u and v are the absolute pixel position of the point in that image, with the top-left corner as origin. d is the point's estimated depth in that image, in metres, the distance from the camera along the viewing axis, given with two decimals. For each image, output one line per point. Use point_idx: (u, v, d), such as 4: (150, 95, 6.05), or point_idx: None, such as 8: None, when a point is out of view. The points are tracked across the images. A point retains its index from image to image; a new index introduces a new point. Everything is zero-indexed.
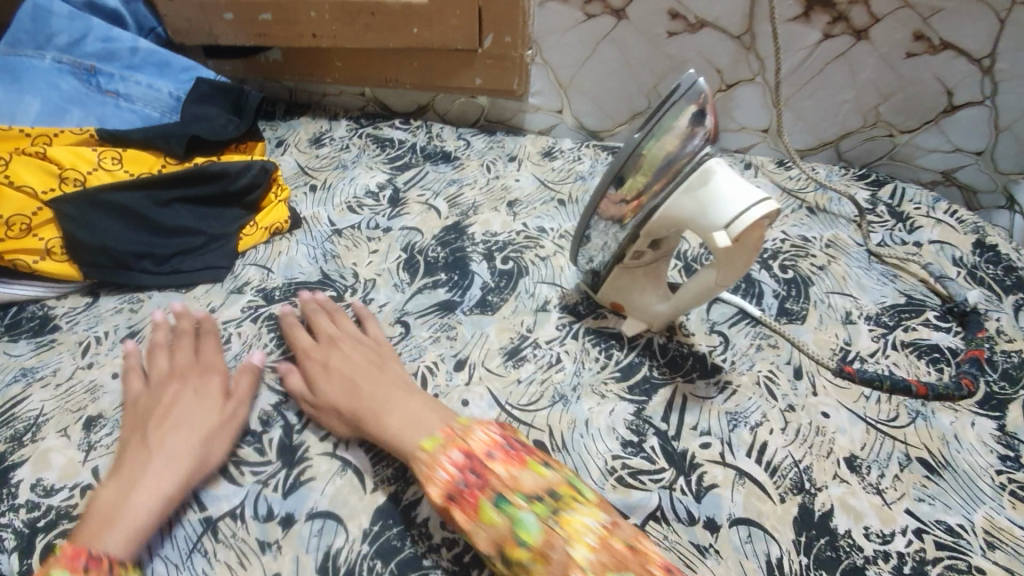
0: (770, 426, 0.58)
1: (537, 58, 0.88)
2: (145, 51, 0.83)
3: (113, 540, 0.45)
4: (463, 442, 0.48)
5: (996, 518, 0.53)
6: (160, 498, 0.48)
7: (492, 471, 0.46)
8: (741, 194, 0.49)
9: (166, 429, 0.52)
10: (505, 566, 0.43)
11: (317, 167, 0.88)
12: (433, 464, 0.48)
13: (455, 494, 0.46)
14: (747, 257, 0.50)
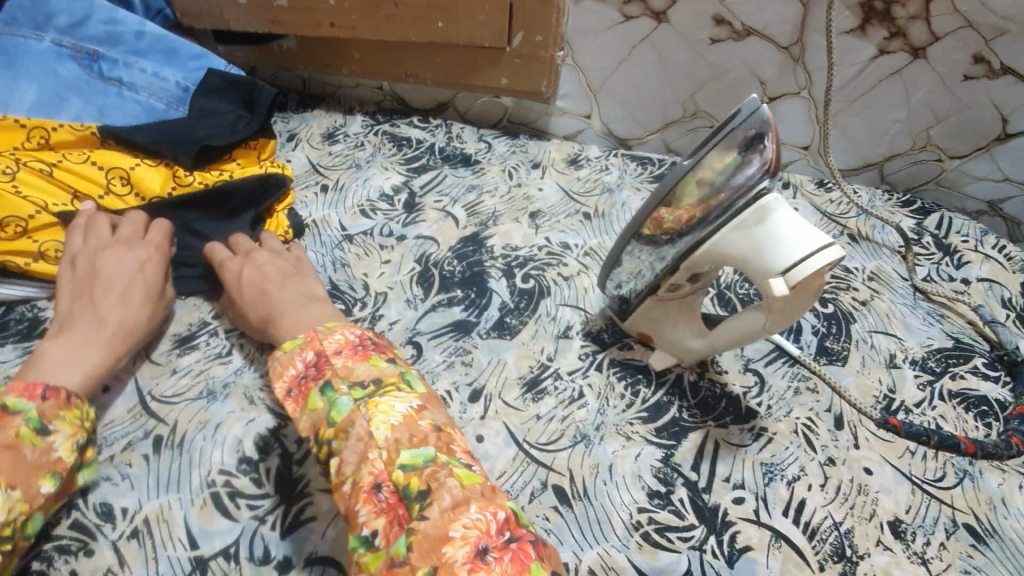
0: (809, 481, 0.53)
1: (568, 60, 0.82)
2: (153, 35, 0.76)
3: (67, 381, 0.49)
4: (320, 343, 0.48)
5: None
6: (107, 355, 0.53)
7: (333, 364, 0.46)
8: (803, 238, 0.44)
9: (107, 296, 0.56)
10: (316, 448, 0.43)
11: (329, 165, 0.83)
12: (285, 362, 0.47)
13: (296, 387, 0.46)
14: (802, 305, 0.46)
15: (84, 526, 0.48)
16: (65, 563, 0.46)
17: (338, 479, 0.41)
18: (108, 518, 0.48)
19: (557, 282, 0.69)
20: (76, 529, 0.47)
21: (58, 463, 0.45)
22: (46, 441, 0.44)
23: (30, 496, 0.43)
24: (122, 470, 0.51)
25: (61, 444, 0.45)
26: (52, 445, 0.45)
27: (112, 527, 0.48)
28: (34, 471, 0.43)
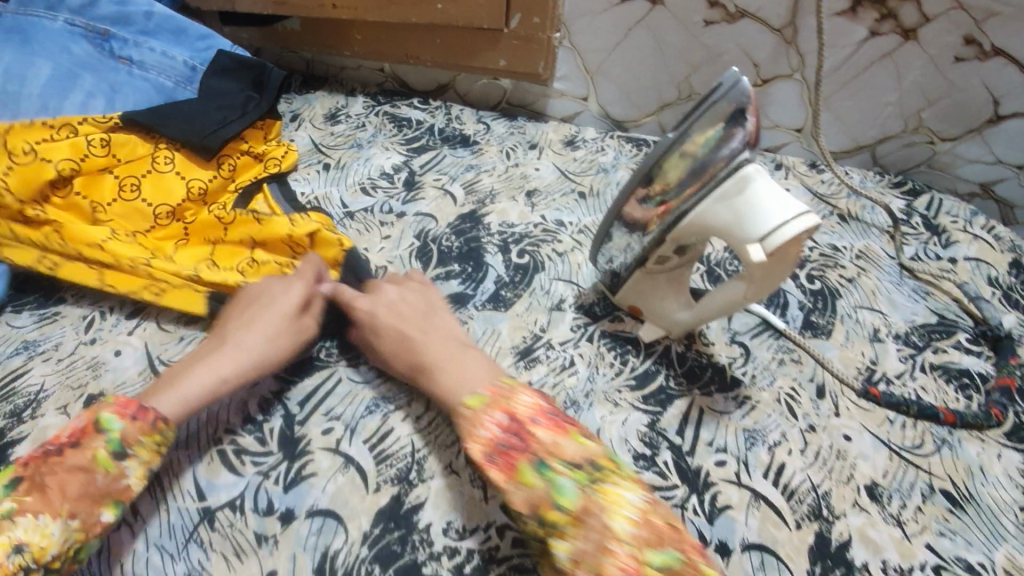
0: (789, 446, 0.55)
1: (565, 42, 0.84)
2: (162, 16, 0.79)
3: (163, 403, 0.49)
4: (502, 406, 0.47)
5: (1017, 558, 0.51)
6: (213, 376, 0.52)
7: (535, 436, 0.45)
8: (781, 206, 0.46)
9: (232, 322, 0.56)
10: (539, 527, 0.43)
11: (331, 144, 0.85)
12: (475, 422, 0.47)
13: (499, 453, 0.45)
14: (780, 272, 0.48)
15: None
16: None
17: (578, 567, 0.40)
18: None
19: (552, 258, 0.71)
20: None
21: (124, 493, 0.45)
22: (119, 466, 0.45)
23: (89, 524, 0.43)
24: None
25: (134, 471, 0.46)
26: (124, 471, 0.45)
27: None
28: (100, 497, 0.44)
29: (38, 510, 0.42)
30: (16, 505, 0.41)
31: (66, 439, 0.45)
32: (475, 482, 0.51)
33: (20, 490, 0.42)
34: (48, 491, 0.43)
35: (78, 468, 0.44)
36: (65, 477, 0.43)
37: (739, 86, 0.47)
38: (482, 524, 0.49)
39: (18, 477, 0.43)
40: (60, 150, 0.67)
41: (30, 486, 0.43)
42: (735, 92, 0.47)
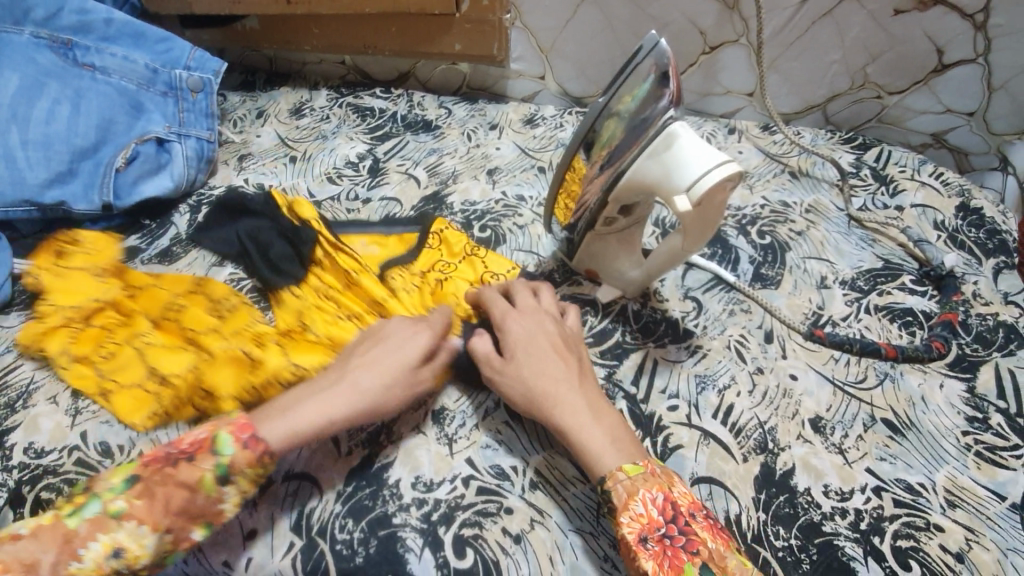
0: (738, 388, 0.59)
1: (516, 22, 0.86)
2: (121, 22, 0.82)
3: (274, 431, 0.48)
4: (667, 490, 0.45)
5: (958, 478, 0.54)
6: (326, 417, 0.50)
7: (700, 538, 0.43)
8: (705, 157, 0.49)
9: (361, 361, 0.54)
10: None
11: (297, 138, 0.88)
12: (632, 490, 0.45)
13: (653, 540, 0.43)
14: (709, 220, 0.51)
15: (88, 461, 0.55)
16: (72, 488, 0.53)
17: None
18: (107, 454, 0.55)
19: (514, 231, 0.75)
20: (80, 464, 0.55)
21: (215, 518, 0.45)
22: (219, 492, 0.45)
23: (179, 540, 0.44)
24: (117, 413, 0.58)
25: (229, 498, 0.46)
26: (222, 497, 0.45)
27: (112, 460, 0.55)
28: (193, 517, 0.44)
29: (141, 519, 0.43)
30: (127, 509, 0.43)
31: (186, 448, 0.46)
32: (442, 439, 0.55)
33: (134, 492, 0.44)
34: (155, 499, 0.44)
35: (186, 483, 0.44)
36: (171, 490, 0.44)
37: (658, 48, 0.50)
38: (447, 476, 0.53)
39: (137, 475, 0.44)
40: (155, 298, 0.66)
41: (142, 489, 0.44)
42: (657, 52, 0.50)
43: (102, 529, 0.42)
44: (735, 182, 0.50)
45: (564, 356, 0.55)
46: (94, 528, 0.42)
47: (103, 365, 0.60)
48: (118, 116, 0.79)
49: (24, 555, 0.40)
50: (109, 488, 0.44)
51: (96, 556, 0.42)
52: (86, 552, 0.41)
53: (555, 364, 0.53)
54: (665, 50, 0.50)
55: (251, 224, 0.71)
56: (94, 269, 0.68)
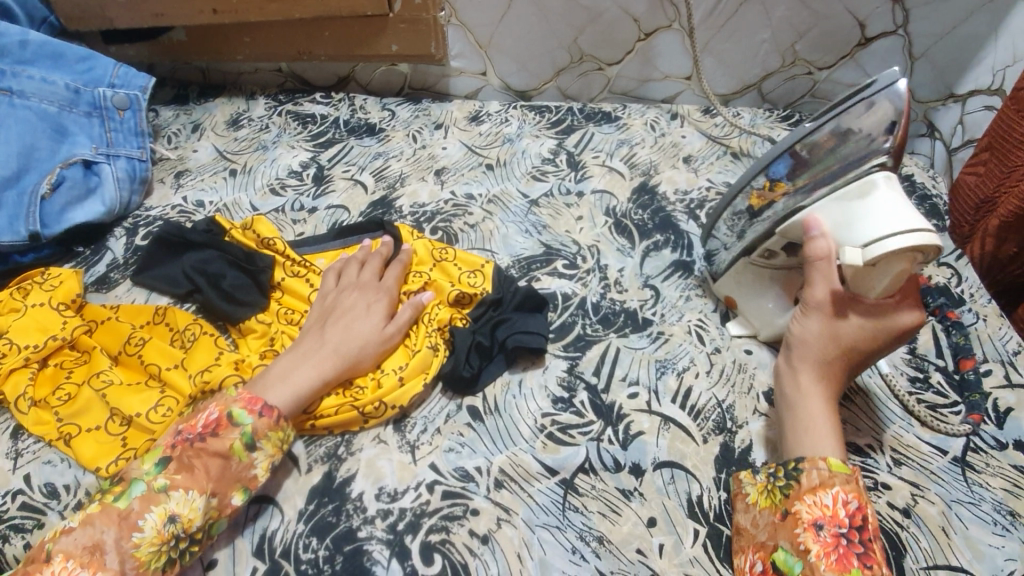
0: (696, 369, 0.61)
1: (453, 20, 0.85)
2: (37, 43, 0.78)
3: (279, 399, 0.52)
4: (863, 502, 0.46)
5: (903, 437, 0.56)
6: (319, 379, 0.55)
7: (879, 559, 0.43)
8: (897, 218, 0.48)
9: (332, 329, 0.58)
10: None
11: (236, 150, 0.85)
12: (825, 479, 0.47)
13: (830, 532, 0.44)
14: (875, 283, 0.51)
15: (33, 504, 0.52)
16: (19, 536, 0.51)
17: None
18: (53, 495, 0.53)
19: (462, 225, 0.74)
20: (25, 508, 0.52)
21: (251, 480, 0.49)
22: (249, 457, 0.49)
23: (223, 505, 0.48)
24: (61, 453, 0.56)
25: (260, 463, 0.49)
26: (252, 462, 0.49)
27: (59, 502, 0.53)
28: (232, 482, 0.48)
29: (187, 487, 0.47)
30: (170, 482, 0.47)
31: (202, 428, 0.49)
32: (404, 447, 0.55)
33: (171, 469, 0.47)
34: (194, 470, 0.48)
35: (218, 453, 0.48)
36: (206, 461, 0.48)
37: (894, 87, 0.50)
38: (412, 484, 0.53)
39: (169, 456, 0.48)
40: (111, 329, 0.63)
41: (179, 465, 0.48)
42: (890, 92, 0.50)
43: (153, 502, 0.46)
44: (925, 254, 0.49)
45: (874, 327, 0.51)
46: (146, 503, 0.46)
47: (61, 409, 0.57)
48: (39, 142, 0.76)
49: (86, 539, 0.44)
50: (146, 470, 0.47)
51: (154, 525, 0.45)
52: (144, 522, 0.45)
53: (843, 324, 0.52)
54: (901, 92, 0.49)
55: (199, 256, 0.68)
56: (50, 303, 0.64)
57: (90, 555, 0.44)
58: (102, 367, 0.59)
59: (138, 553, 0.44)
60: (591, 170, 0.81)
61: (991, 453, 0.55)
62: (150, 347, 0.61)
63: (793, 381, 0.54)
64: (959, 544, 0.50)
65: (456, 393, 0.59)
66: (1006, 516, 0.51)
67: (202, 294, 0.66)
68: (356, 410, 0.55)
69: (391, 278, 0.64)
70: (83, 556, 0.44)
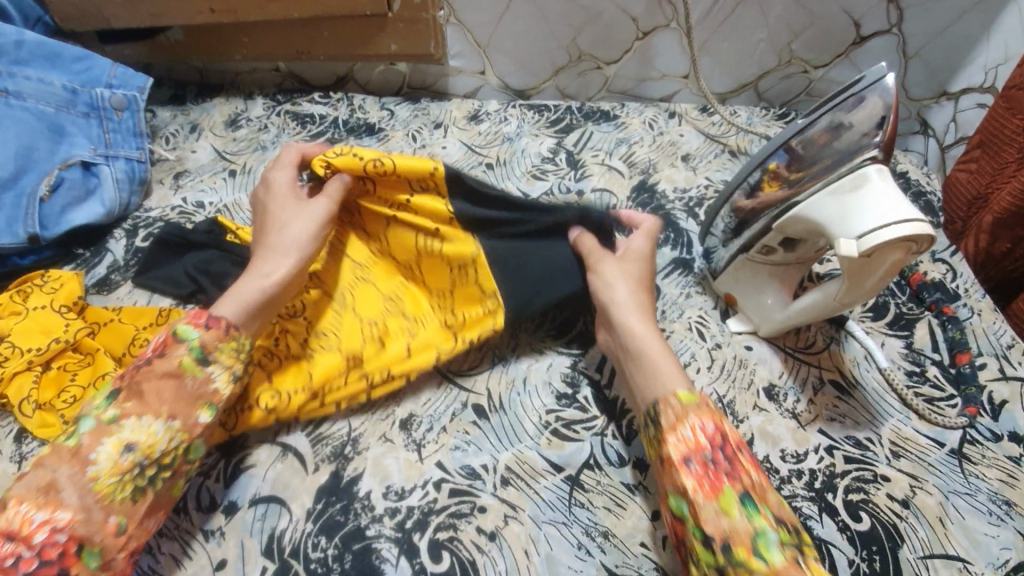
0: (697, 365, 0.62)
1: (451, 19, 0.85)
2: (33, 43, 0.78)
3: (227, 309, 0.52)
4: (717, 423, 0.48)
5: (902, 430, 0.57)
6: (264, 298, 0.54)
7: (743, 468, 0.45)
8: (891, 208, 0.48)
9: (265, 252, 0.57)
10: (721, 555, 0.42)
11: (235, 151, 0.85)
12: (682, 415, 0.48)
13: (697, 462, 0.46)
14: (872, 273, 0.50)
15: None
16: None
17: None
18: None
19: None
20: None
21: (214, 395, 0.50)
22: (203, 371, 0.49)
23: (189, 424, 0.48)
24: None
25: (217, 376, 0.50)
26: (209, 377, 0.49)
27: None
28: (192, 401, 0.48)
29: (140, 413, 0.46)
30: (119, 412, 0.46)
31: (151, 353, 0.49)
32: (410, 446, 0.55)
33: (121, 399, 0.47)
34: (143, 398, 0.47)
35: (167, 374, 0.48)
36: (154, 385, 0.48)
37: (883, 83, 0.50)
38: (419, 482, 0.53)
39: (117, 388, 0.48)
40: (114, 330, 0.63)
41: (128, 393, 0.47)
42: (880, 87, 0.50)
43: (105, 434, 0.45)
44: (921, 245, 0.48)
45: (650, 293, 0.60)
46: (96, 436, 0.45)
47: (67, 410, 0.57)
48: (37, 143, 0.75)
49: (40, 480, 0.44)
50: (96, 406, 0.47)
51: (109, 456, 0.45)
52: (97, 455, 0.45)
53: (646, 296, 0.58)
54: (890, 88, 0.49)
55: (200, 257, 0.68)
56: (52, 306, 0.64)
57: (46, 495, 0.43)
58: (107, 368, 0.59)
59: (98, 485, 0.44)
60: (591, 168, 0.82)
61: (987, 445, 0.56)
62: None
63: (628, 333, 0.54)
64: (956, 533, 0.51)
65: (462, 392, 0.60)
66: (1002, 506, 0.52)
67: (205, 294, 0.66)
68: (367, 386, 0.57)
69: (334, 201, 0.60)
70: (39, 497, 0.43)
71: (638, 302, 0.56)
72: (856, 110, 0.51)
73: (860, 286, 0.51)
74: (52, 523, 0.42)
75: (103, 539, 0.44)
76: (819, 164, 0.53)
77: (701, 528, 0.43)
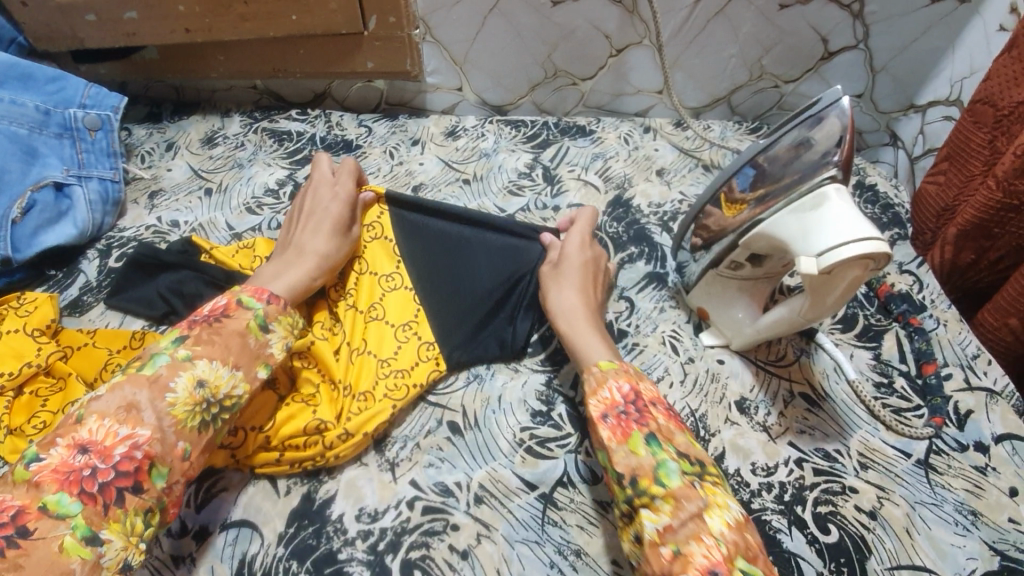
0: (670, 379, 0.62)
1: (427, 37, 0.85)
2: (5, 64, 0.77)
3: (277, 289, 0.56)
4: (634, 383, 0.51)
5: (869, 441, 0.58)
6: (307, 274, 0.59)
7: (652, 415, 0.48)
8: (848, 227, 0.49)
9: (304, 232, 0.63)
10: (631, 492, 0.45)
11: (211, 169, 0.85)
12: (601, 381, 0.51)
13: (612, 415, 0.49)
14: (833, 290, 0.51)
15: None
16: None
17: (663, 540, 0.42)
18: None
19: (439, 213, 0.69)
20: None
21: (271, 356, 0.51)
22: (265, 337, 0.50)
23: (250, 378, 0.49)
24: None
25: (276, 343, 0.51)
26: (268, 341, 0.51)
27: None
28: (254, 358, 0.49)
29: (211, 357, 0.47)
30: (193, 352, 0.47)
31: (211, 311, 0.50)
32: (384, 466, 0.56)
33: (190, 341, 0.47)
34: (214, 344, 0.48)
35: (237, 332, 0.49)
36: (228, 337, 0.48)
37: (840, 104, 0.52)
38: (392, 502, 0.53)
39: (185, 334, 0.48)
40: (85, 355, 0.63)
41: (198, 339, 0.48)
42: (837, 107, 0.52)
43: (181, 368, 0.46)
44: (879, 263, 0.49)
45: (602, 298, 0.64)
46: (174, 369, 0.45)
47: (36, 436, 0.56)
48: (9, 164, 0.74)
49: (119, 400, 0.44)
50: (166, 346, 0.47)
51: (186, 388, 0.45)
52: (177, 385, 0.45)
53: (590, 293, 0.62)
54: (846, 108, 0.51)
55: (174, 277, 0.67)
56: (25, 329, 0.63)
57: (126, 413, 0.43)
58: (78, 393, 0.59)
59: (174, 411, 0.45)
60: (567, 183, 0.83)
61: (953, 455, 0.57)
62: None
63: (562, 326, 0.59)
64: (922, 543, 0.52)
65: (436, 410, 0.60)
66: (967, 515, 0.53)
67: (179, 316, 0.66)
68: (320, 442, 0.54)
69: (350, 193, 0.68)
70: (119, 414, 0.43)
71: (578, 298, 0.60)
72: (817, 128, 0.52)
73: (823, 300, 0.52)
74: (132, 439, 0.42)
75: (171, 462, 0.44)
76: (783, 179, 0.54)
77: (614, 470, 0.46)
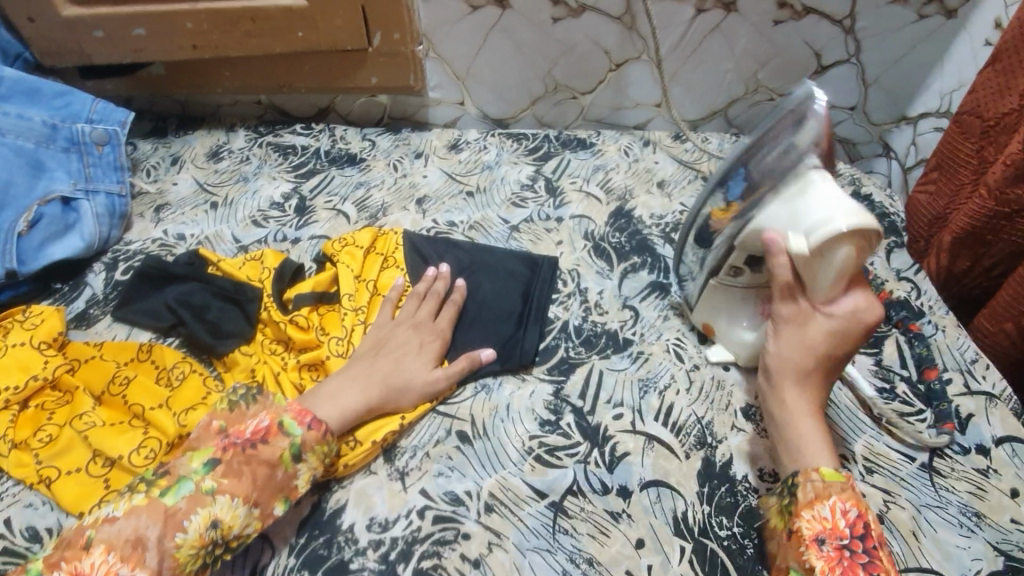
0: (677, 387, 0.63)
1: (430, 53, 0.87)
2: (13, 79, 0.78)
3: (327, 416, 0.54)
4: (862, 510, 0.47)
5: (874, 445, 0.59)
6: (364, 403, 0.56)
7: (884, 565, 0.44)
8: (833, 209, 0.51)
9: (381, 360, 0.60)
10: None
11: (217, 183, 0.85)
12: (822, 492, 0.48)
13: (831, 545, 0.46)
14: (827, 269, 0.52)
15: (14, 550, 0.52)
16: None
17: None
18: (35, 539, 0.53)
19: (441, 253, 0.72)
20: (6, 554, 0.52)
21: (293, 490, 0.50)
22: (294, 467, 0.50)
23: (265, 515, 0.49)
24: (42, 495, 0.56)
25: (302, 474, 0.50)
26: (296, 473, 0.50)
27: (41, 546, 0.53)
28: (275, 493, 0.49)
29: (233, 493, 0.47)
30: (217, 486, 0.47)
31: (252, 435, 0.50)
32: (393, 476, 0.56)
33: (219, 471, 0.48)
34: (242, 476, 0.48)
35: (267, 462, 0.49)
36: (254, 468, 0.49)
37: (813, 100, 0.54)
38: (402, 511, 0.53)
39: (218, 458, 0.48)
40: (93, 367, 0.63)
41: (227, 469, 0.48)
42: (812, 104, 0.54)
43: (200, 503, 0.46)
44: (870, 239, 0.51)
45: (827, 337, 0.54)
46: (193, 504, 0.46)
47: (42, 450, 0.57)
48: (16, 177, 0.75)
49: (130, 531, 0.45)
50: (193, 469, 0.48)
51: (198, 528, 0.46)
52: (189, 524, 0.46)
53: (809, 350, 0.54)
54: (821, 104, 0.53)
55: (181, 289, 0.68)
56: (31, 342, 0.63)
57: (132, 549, 0.44)
58: (85, 406, 0.59)
59: (177, 553, 0.45)
60: (569, 195, 0.84)
61: (956, 458, 0.58)
62: (137, 386, 0.60)
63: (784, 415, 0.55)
64: (929, 547, 0.52)
65: (444, 420, 0.60)
66: (972, 517, 0.54)
67: (186, 327, 0.66)
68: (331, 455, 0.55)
69: (445, 319, 0.65)
70: (125, 549, 0.44)
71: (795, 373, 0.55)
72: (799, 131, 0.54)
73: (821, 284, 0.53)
74: None
75: None
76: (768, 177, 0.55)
77: None
